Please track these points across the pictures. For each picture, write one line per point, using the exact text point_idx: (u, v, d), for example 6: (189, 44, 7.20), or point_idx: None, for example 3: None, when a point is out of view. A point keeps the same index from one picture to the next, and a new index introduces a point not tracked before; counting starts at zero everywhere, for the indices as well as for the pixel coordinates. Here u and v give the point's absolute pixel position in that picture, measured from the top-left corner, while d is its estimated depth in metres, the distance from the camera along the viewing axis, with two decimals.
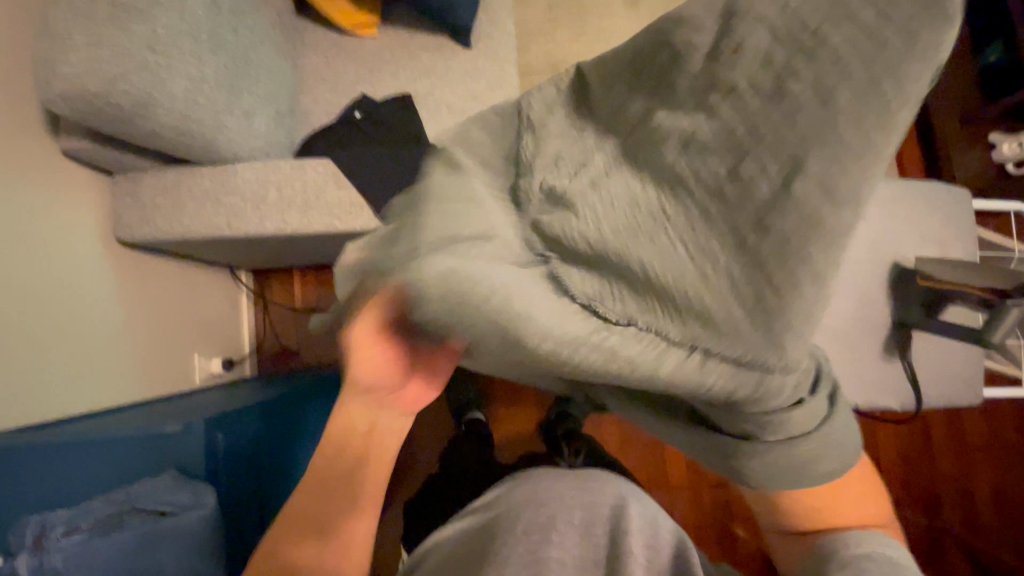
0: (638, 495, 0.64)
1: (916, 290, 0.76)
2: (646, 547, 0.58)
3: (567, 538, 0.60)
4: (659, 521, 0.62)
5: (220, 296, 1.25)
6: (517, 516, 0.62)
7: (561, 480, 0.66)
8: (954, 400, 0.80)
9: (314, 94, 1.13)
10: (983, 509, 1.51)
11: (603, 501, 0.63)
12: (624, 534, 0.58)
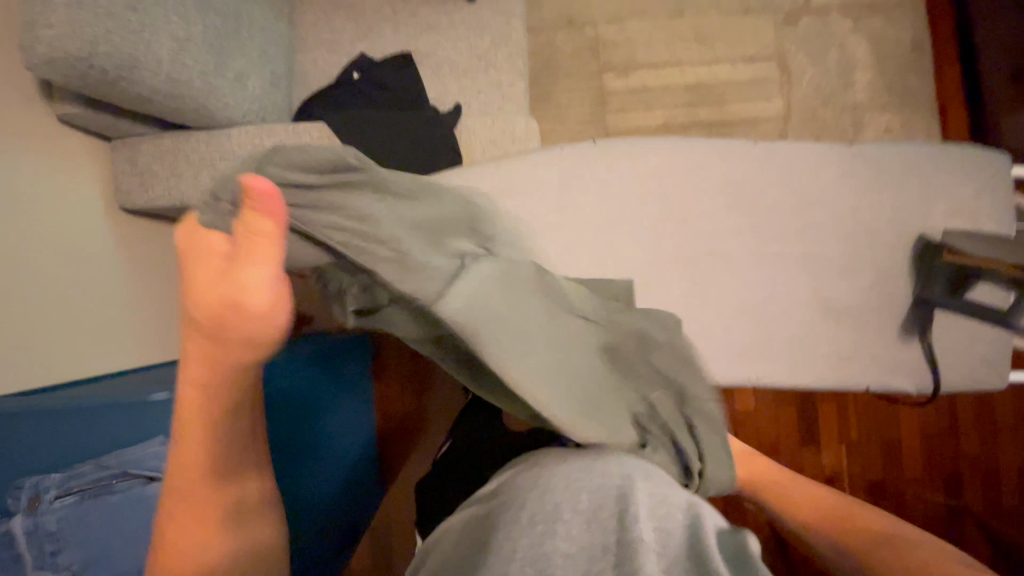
0: (643, 475, 0.56)
1: (941, 266, 0.70)
2: (653, 532, 0.48)
3: (572, 525, 0.50)
4: (669, 504, 0.52)
5: None
6: (518, 513, 0.54)
7: (566, 468, 0.58)
8: (977, 383, 0.74)
9: (311, 54, 1.10)
10: (1008, 489, 1.46)
11: (605, 483, 0.54)
12: (628, 521, 0.48)
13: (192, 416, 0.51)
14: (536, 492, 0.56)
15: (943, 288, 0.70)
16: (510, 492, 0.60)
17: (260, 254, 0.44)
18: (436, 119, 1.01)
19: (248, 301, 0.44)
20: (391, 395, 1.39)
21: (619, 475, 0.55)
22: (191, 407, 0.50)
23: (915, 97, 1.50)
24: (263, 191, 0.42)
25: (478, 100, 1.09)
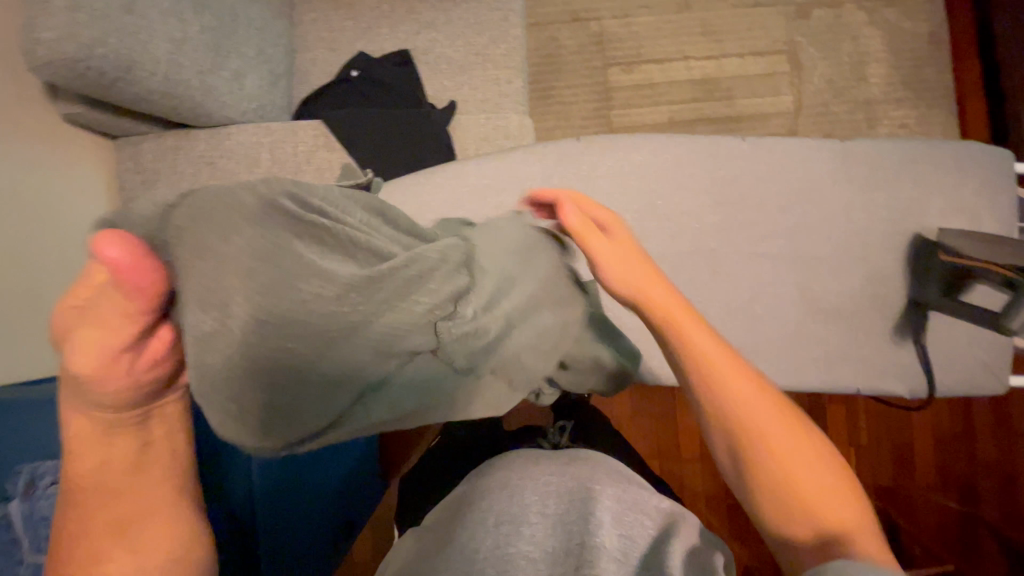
0: (613, 483, 0.66)
1: (937, 266, 0.68)
2: (616, 538, 0.59)
3: (537, 531, 0.60)
4: (632, 512, 0.63)
5: None
6: (492, 505, 0.64)
7: (539, 470, 0.68)
8: (974, 389, 0.72)
9: (312, 53, 1.11)
10: None
11: (575, 490, 0.64)
12: (591, 526, 0.59)
13: (86, 474, 0.47)
14: (510, 487, 0.66)
15: (937, 290, 0.68)
16: (481, 484, 0.69)
17: (97, 325, 0.39)
18: (431, 117, 1.01)
19: (81, 367, 0.41)
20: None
21: (589, 481, 0.65)
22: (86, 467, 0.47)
23: (932, 91, 1.45)
24: (120, 262, 0.36)
25: (476, 97, 1.09)
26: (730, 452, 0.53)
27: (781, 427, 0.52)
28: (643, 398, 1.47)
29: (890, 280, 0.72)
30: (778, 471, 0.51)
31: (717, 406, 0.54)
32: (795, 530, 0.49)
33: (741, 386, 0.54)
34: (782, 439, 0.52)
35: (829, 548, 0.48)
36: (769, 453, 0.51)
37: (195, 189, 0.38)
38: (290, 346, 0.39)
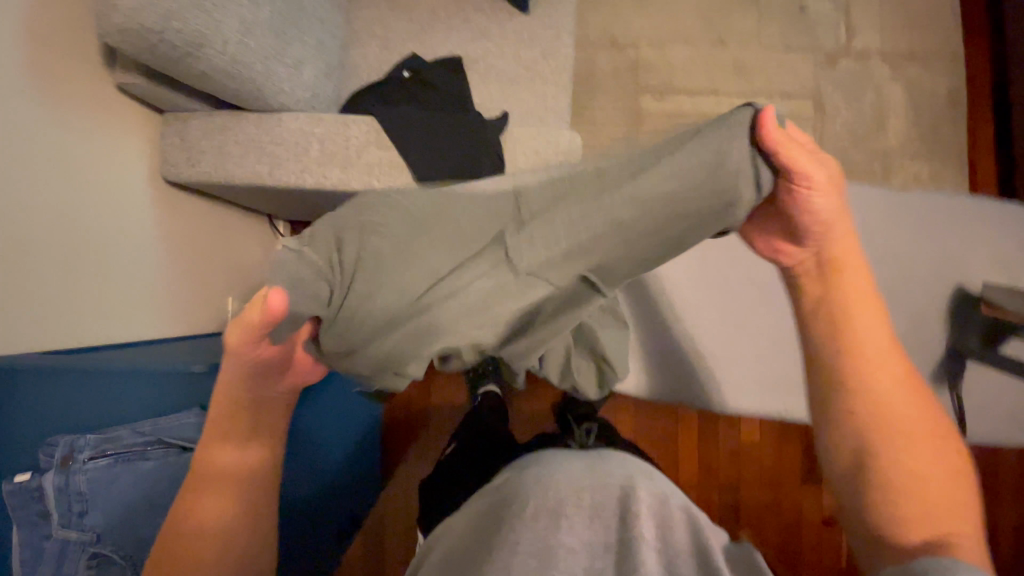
0: (644, 477, 0.66)
1: (978, 317, 0.71)
2: (654, 530, 0.60)
3: (576, 524, 0.60)
4: (667, 502, 0.63)
5: (257, 241, 1.22)
6: (527, 498, 0.63)
7: (571, 466, 0.68)
8: (1001, 439, 0.75)
9: (363, 49, 1.12)
10: (1005, 548, 1.44)
11: (610, 485, 0.64)
12: (632, 522, 0.59)
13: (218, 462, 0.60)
14: (545, 480, 0.65)
15: (977, 342, 0.71)
16: (512, 480, 0.68)
17: None
18: (481, 124, 1.02)
19: None
20: (401, 385, 1.38)
21: (620, 478, 0.66)
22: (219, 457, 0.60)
23: (946, 149, 1.51)
24: None
25: (522, 110, 1.11)
26: (856, 453, 0.54)
27: (921, 436, 0.54)
28: (647, 419, 1.48)
29: (932, 325, 0.75)
30: (906, 473, 0.52)
31: (867, 395, 0.55)
32: (904, 527, 0.50)
33: (899, 391, 0.55)
34: (915, 449, 0.53)
35: (939, 547, 0.48)
36: (900, 451, 0.53)
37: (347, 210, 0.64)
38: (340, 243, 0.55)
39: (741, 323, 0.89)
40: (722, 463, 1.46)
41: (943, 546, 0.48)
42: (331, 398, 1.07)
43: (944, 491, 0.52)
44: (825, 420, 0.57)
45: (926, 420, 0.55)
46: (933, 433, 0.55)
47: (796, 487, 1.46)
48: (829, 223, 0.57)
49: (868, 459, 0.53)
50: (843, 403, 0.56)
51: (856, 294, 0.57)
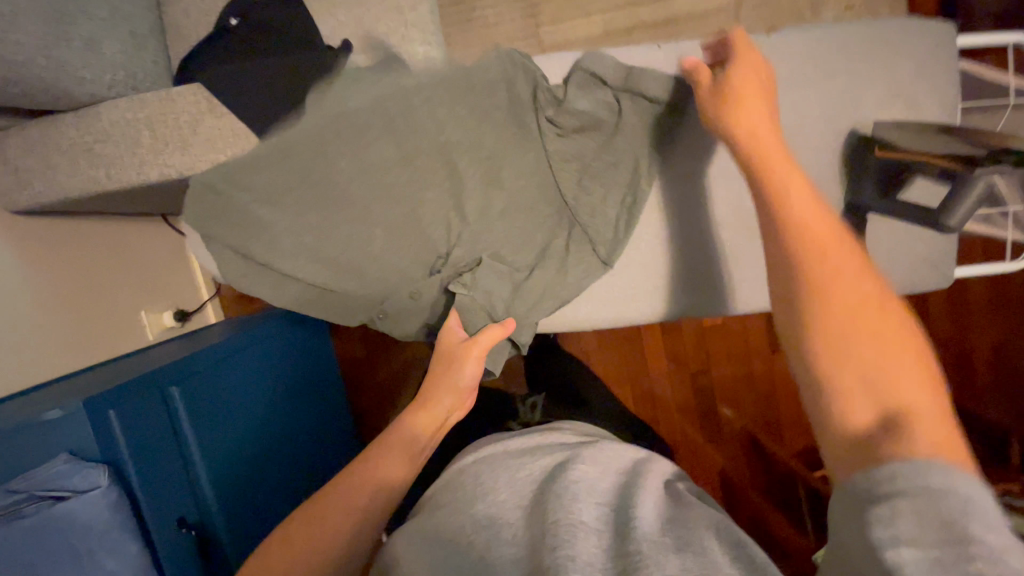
0: (589, 451, 0.67)
1: (873, 164, 0.61)
2: (596, 507, 0.58)
3: (509, 518, 0.59)
4: (609, 471, 0.64)
5: (161, 251, 1.21)
6: (469, 508, 0.62)
7: (503, 462, 0.69)
8: (919, 286, 0.67)
9: (182, 3, 0.96)
10: (980, 367, 1.47)
11: (545, 475, 0.64)
12: (563, 496, 0.57)
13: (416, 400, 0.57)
14: (490, 485, 0.65)
15: (872, 189, 0.61)
16: (459, 481, 0.69)
17: None
18: (317, 61, 0.88)
19: None
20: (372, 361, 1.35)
21: (559, 464, 0.65)
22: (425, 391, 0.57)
23: None
24: None
25: (378, 30, 0.96)
26: (847, 350, 0.39)
27: (852, 292, 0.40)
28: (610, 335, 1.43)
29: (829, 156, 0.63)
30: (855, 341, 0.39)
31: (793, 236, 0.43)
32: (856, 406, 0.38)
33: (819, 221, 0.43)
34: (847, 293, 0.40)
35: (892, 430, 0.36)
36: (819, 303, 0.40)
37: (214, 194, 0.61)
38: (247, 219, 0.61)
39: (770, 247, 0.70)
40: (691, 345, 1.45)
41: (899, 435, 0.36)
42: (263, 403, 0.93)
43: (900, 361, 0.38)
44: (821, 340, 0.39)
45: (864, 272, 0.41)
46: (891, 306, 0.41)
47: (765, 353, 1.46)
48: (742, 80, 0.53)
49: (826, 355, 0.39)
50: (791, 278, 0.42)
51: (753, 111, 0.50)
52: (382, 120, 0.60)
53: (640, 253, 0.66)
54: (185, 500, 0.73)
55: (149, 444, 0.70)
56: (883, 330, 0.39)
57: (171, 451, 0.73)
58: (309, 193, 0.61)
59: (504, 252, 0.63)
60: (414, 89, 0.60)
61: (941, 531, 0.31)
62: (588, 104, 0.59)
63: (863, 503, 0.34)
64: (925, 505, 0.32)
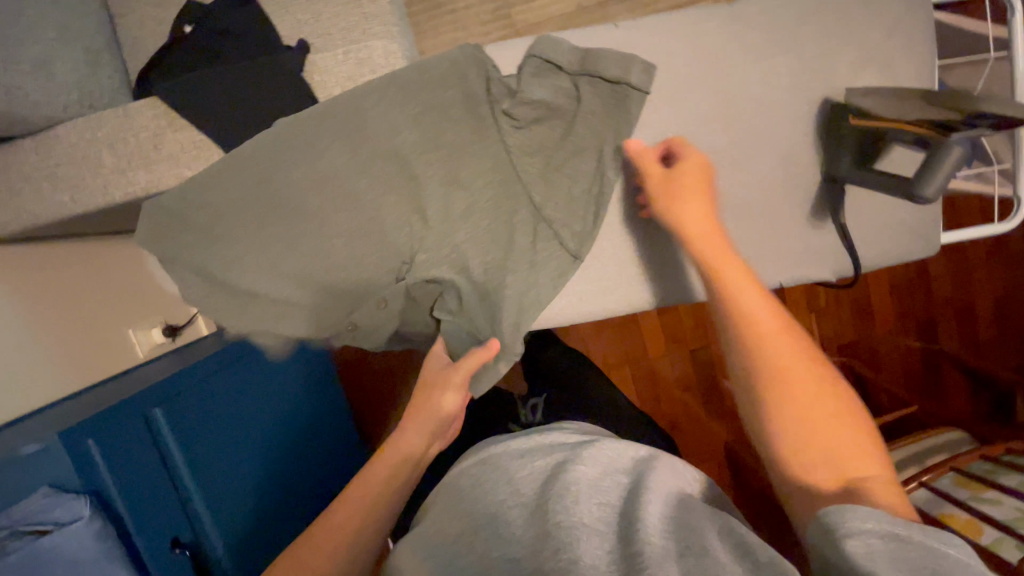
0: (592, 445, 0.63)
1: (848, 130, 0.58)
2: (598, 508, 0.56)
3: (513, 522, 0.57)
4: (613, 471, 0.61)
5: (137, 271, 1.04)
6: (469, 509, 0.61)
7: (503, 458, 0.66)
8: (903, 256, 0.64)
9: (135, 13, 0.94)
10: (983, 325, 1.44)
11: (546, 470, 0.62)
12: (564, 499, 0.56)
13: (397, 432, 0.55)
14: (489, 483, 0.63)
15: (849, 158, 0.58)
16: (456, 483, 0.67)
17: None
18: (273, 64, 0.85)
19: None
20: (362, 364, 1.31)
21: (560, 459, 0.63)
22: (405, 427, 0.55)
23: None
24: None
25: (339, 27, 0.91)
26: (798, 420, 0.45)
27: (804, 381, 0.46)
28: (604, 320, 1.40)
29: (800, 125, 0.61)
30: (803, 410, 0.45)
31: (747, 333, 0.48)
32: (817, 473, 0.44)
33: (765, 314, 0.48)
34: (790, 370, 0.46)
35: (845, 494, 0.42)
36: (778, 393, 0.46)
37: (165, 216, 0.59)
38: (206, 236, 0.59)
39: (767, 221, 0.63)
40: (687, 324, 1.41)
41: (852, 497, 0.42)
42: (257, 416, 0.91)
43: (841, 424, 0.45)
44: (775, 414, 0.46)
45: (812, 361, 0.47)
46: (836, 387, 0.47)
47: None
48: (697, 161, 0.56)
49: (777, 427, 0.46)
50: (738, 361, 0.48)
51: (691, 202, 0.53)
52: (330, 124, 0.57)
53: (613, 240, 0.65)
54: (182, 521, 0.74)
55: (137, 476, 0.70)
56: (825, 398, 0.46)
57: (158, 475, 0.73)
58: (265, 207, 0.58)
59: (471, 254, 0.61)
60: (361, 92, 0.57)
61: (895, 561, 0.37)
62: (544, 91, 0.57)
63: (826, 536, 0.40)
64: (890, 544, 0.38)
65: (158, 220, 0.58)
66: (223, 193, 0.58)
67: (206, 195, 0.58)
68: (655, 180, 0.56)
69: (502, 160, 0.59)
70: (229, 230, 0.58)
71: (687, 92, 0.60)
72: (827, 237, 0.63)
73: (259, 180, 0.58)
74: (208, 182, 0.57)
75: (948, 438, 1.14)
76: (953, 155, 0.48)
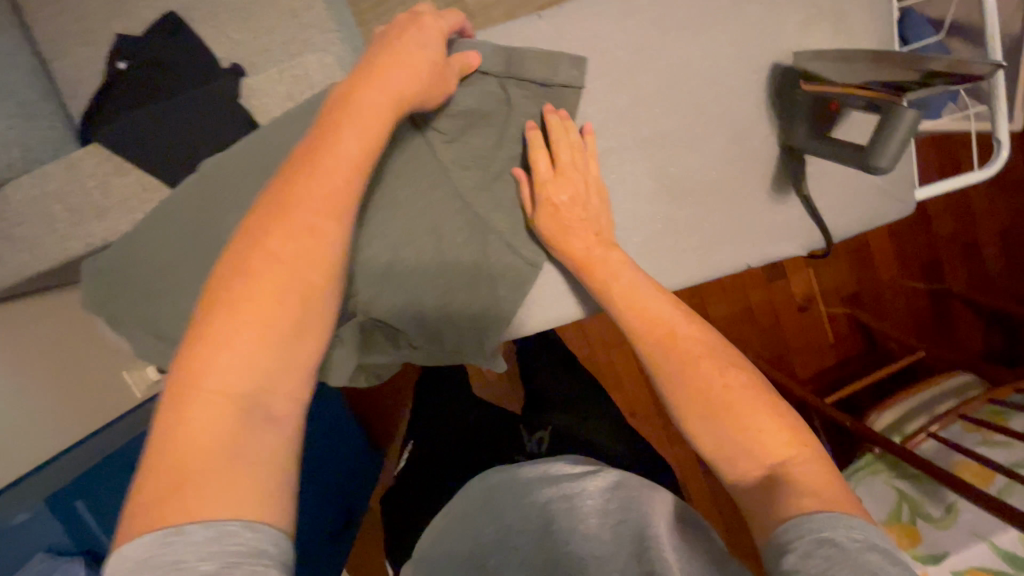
0: (601, 474, 0.61)
1: (801, 98, 0.54)
2: (608, 531, 0.54)
3: (524, 549, 0.56)
4: (622, 492, 0.58)
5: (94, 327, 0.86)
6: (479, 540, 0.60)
7: (512, 489, 0.64)
8: (876, 222, 0.61)
9: (70, 56, 0.91)
10: (990, 258, 1.40)
11: (552, 493, 0.60)
12: (570, 531, 0.54)
13: (307, 184, 0.42)
14: (500, 511, 0.62)
15: (805, 127, 0.54)
16: (464, 516, 0.66)
17: None
18: (213, 93, 0.84)
19: None
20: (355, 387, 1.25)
21: (567, 483, 0.61)
22: (319, 186, 0.42)
23: None
24: None
25: (278, 43, 0.89)
26: (714, 410, 0.46)
27: (707, 375, 0.47)
28: None
29: (752, 97, 0.57)
30: (722, 399, 0.46)
31: (657, 346, 0.50)
32: (746, 464, 0.44)
33: (685, 328, 0.50)
34: (698, 360, 0.48)
35: (776, 491, 0.42)
36: (687, 390, 0.48)
37: (105, 274, 0.58)
38: (143, 291, 0.57)
39: (730, 201, 0.59)
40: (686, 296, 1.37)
41: (779, 492, 0.42)
42: None
43: (763, 414, 0.45)
44: (697, 410, 0.47)
45: (726, 363, 0.48)
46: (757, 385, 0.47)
47: (764, 289, 1.34)
48: (589, 182, 0.57)
49: (696, 424, 0.47)
50: (650, 364, 0.50)
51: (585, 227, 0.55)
52: (260, 159, 0.56)
53: None
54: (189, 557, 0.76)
55: None
56: (744, 388, 0.47)
57: None
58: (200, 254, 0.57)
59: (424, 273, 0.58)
60: (287, 124, 0.56)
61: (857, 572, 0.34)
62: (474, 99, 0.56)
63: (776, 555, 0.39)
64: (849, 555, 0.36)
65: (104, 281, 0.58)
66: (160, 246, 0.57)
67: (147, 250, 0.58)
68: (534, 220, 0.57)
69: (439, 176, 0.58)
70: (170, 280, 0.57)
71: (627, 78, 0.58)
72: (799, 214, 0.60)
73: (197, 227, 0.56)
74: (148, 235, 0.57)
75: (959, 380, 1.12)
76: (905, 121, 0.44)
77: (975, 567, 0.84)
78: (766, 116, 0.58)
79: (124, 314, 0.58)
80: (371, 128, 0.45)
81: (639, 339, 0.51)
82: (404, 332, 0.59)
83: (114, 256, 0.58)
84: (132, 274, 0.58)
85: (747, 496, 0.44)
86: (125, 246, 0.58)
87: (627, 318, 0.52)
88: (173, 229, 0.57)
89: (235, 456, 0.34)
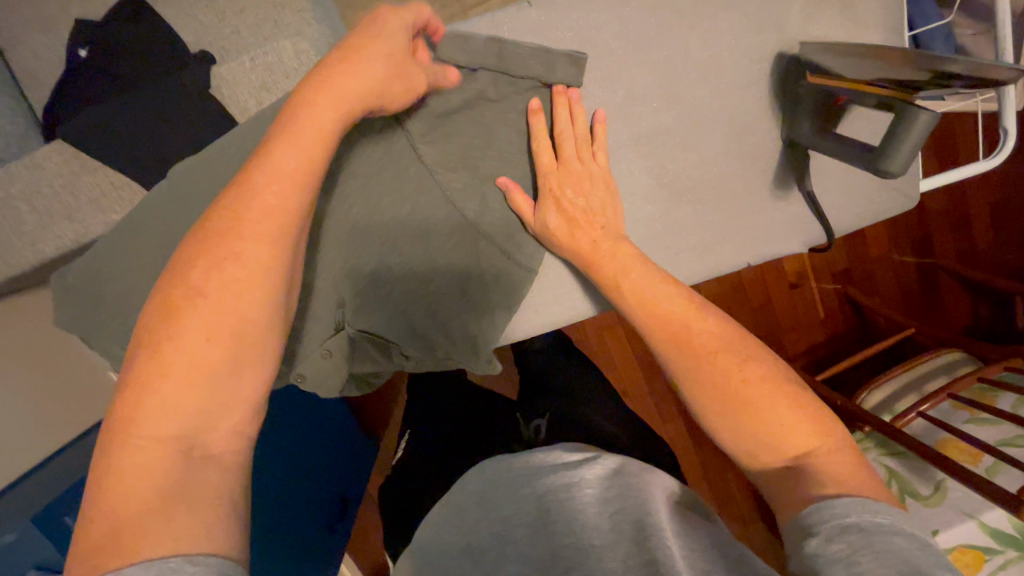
0: (596, 460, 0.60)
1: (806, 91, 0.51)
2: (608, 520, 0.53)
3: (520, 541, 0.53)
4: (620, 480, 0.57)
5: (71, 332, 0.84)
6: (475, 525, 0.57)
7: (508, 473, 0.61)
8: (878, 216, 0.60)
9: (25, 43, 0.85)
10: (981, 231, 1.40)
11: (548, 483, 0.57)
12: (569, 519, 0.53)
13: (240, 213, 0.39)
14: (497, 499, 0.59)
15: (809, 123, 0.52)
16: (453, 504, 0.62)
17: None
18: (183, 83, 0.79)
19: None
20: None
21: (563, 470, 0.59)
22: (254, 214, 0.39)
23: None
24: None
25: (248, 24, 0.84)
26: (728, 403, 0.45)
27: (717, 369, 0.46)
28: None
29: (756, 87, 0.55)
30: (739, 394, 0.45)
31: (670, 340, 0.48)
32: (766, 457, 0.44)
33: (698, 319, 0.49)
34: (712, 352, 0.47)
35: (801, 484, 0.42)
36: (702, 384, 0.46)
37: (78, 287, 0.56)
38: (122, 304, 0.55)
39: (732, 196, 0.57)
40: None
41: (800, 484, 0.41)
42: None
43: (781, 405, 0.44)
44: (714, 408, 0.46)
45: (743, 357, 0.46)
46: (776, 378, 0.46)
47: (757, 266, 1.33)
48: (595, 172, 0.54)
49: (712, 420, 0.46)
50: (662, 354, 0.49)
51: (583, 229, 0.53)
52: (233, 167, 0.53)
53: None
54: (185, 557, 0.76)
55: None
56: (760, 379, 0.45)
57: None
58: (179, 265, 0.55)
59: (417, 275, 0.56)
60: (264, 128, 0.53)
61: (880, 558, 0.34)
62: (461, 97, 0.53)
63: (799, 537, 0.39)
64: (874, 539, 0.35)
65: (80, 295, 0.55)
66: (137, 257, 0.55)
67: (124, 262, 0.55)
68: (529, 223, 0.54)
69: (424, 178, 0.55)
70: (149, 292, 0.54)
71: (623, 70, 0.55)
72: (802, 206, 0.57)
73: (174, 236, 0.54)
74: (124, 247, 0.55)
75: (948, 357, 1.13)
76: (917, 127, 0.42)
77: (962, 544, 0.86)
78: (768, 108, 0.55)
79: (100, 330, 0.55)
80: (306, 149, 0.42)
81: (651, 334, 0.49)
82: (395, 342, 0.58)
83: (86, 269, 0.56)
84: (107, 288, 0.55)
85: (773, 481, 0.44)
86: (100, 258, 0.56)
87: (633, 311, 0.51)
88: (150, 239, 0.55)
89: (171, 492, 0.33)
